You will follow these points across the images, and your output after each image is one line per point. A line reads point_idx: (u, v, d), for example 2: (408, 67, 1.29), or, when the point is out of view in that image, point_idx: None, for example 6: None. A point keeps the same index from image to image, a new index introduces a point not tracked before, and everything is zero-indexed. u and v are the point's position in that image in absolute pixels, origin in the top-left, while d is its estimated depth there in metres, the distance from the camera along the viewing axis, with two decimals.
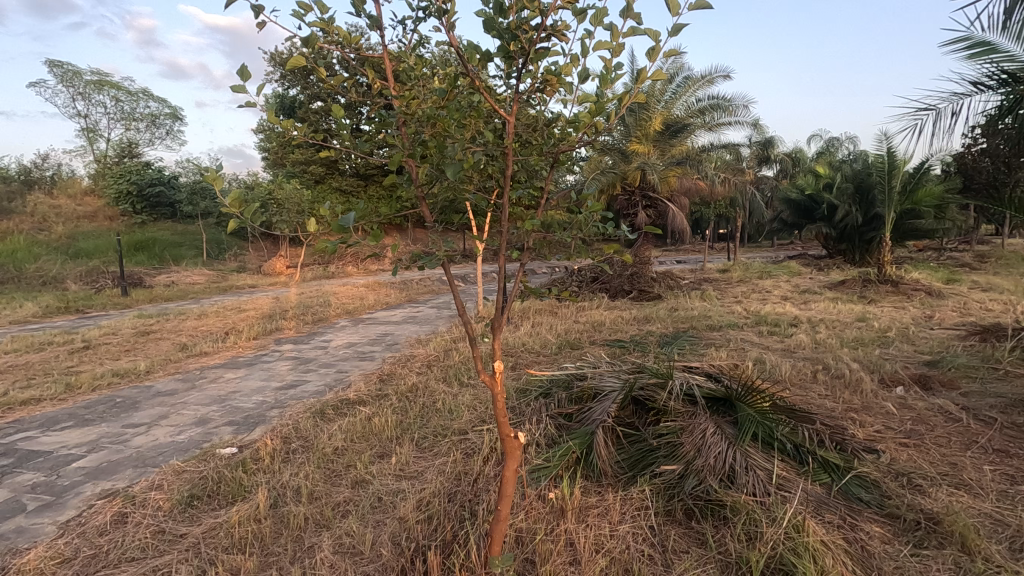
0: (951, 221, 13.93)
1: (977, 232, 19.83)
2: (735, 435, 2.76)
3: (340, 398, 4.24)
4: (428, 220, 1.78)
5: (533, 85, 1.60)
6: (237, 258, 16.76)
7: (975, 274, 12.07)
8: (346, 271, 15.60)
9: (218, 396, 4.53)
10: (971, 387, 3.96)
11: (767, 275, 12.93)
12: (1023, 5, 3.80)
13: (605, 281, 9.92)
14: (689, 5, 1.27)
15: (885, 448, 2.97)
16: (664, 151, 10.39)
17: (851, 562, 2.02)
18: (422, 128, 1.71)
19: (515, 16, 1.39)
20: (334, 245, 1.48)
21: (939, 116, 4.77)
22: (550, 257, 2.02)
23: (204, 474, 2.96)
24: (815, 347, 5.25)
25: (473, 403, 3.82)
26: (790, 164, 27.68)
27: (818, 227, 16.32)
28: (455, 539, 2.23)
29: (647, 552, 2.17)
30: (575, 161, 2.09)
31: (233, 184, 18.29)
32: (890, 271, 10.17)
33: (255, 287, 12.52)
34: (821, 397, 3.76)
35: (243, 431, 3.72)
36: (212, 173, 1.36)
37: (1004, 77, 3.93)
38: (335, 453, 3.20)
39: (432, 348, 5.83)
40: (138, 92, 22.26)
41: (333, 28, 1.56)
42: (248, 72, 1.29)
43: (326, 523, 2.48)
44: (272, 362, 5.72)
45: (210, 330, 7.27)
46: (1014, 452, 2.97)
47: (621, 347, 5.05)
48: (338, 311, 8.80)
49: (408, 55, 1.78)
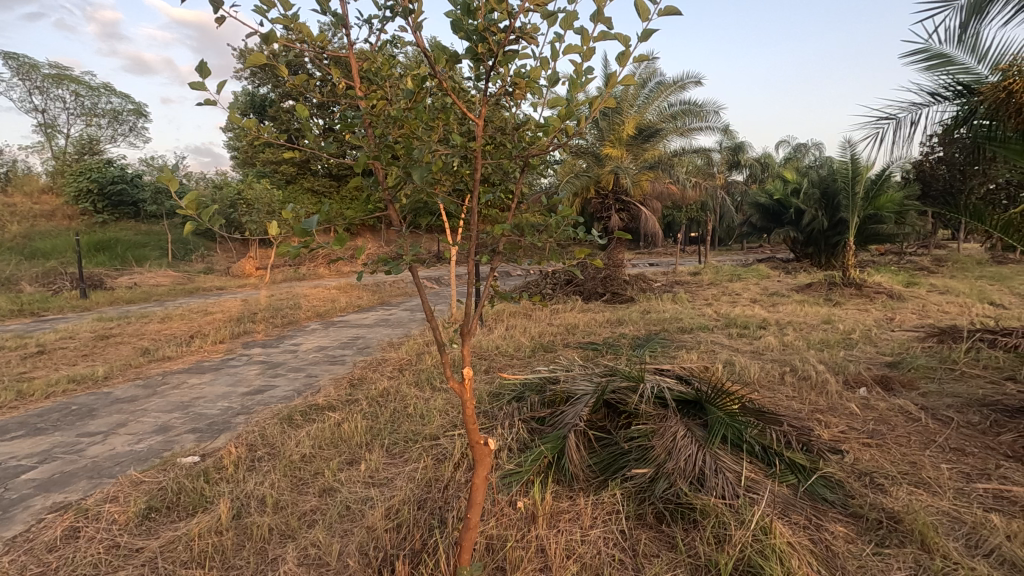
0: (911, 226, 14.42)
1: (935, 237, 20.58)
2: (705, 437, 2.80)
3: (309, 403, 4.14)
4: (395, 224, 1.73)
5: (502, 88, 1.59)
6: (204, 259, 16.38)
7: (933, 277, 12.53)
8: (318, 272, 15.37)
9: (181, 403, 4.38)
10: (929, 387, 4.09)
11: (737, 277, 13.22)
12: (976, 21, 3.94)
13: (579, 284, 9.97)
14: (658, 10, 1.26)
15: (849, 448, 3.04)
16: (637, 154, 10.53)
17: (816, 562, 2.04)
18: (390, 130, 1.67)
19: (483, 17, 1.36)
20: (296, 249, 1.41)
21: (898, 126, 4.92)
22: (520, 263, 1.99)
23: (164, 484, 2.86)
24: (782, 348, 5.39)
25: (445, 408, 3.80)
26: (758, 169, 28.41)
27: (786, 231, 16.77)
28: (424, 548, 2.20)
29: (618, 556, 2.17)
30: (547, 164, 2.09)
31: (200, 184, 17.81)
32: (854, 274, 10.51)
33: (223, 289, 12.20)
34: (789, 398, 3.85)
35: (207, 438, 3.61)
36: (165, 173, 1.25)
37: (960, 88, 4.10)
38: (302, 460, 3.13)
39: (405, 352, 5.76)
40: (99, 88, 21.54)
41: (297, 25, 1.50)
42: (207, 68, 1.23)
43: (291, 534, 2.41)
44: (239, 366, 5.57)
45: (175, 334, 7.05)
46: (970, 450, 3.07)
47: (594, 349, 5.10)
48: (309, 314, 8.64)
49: (377, 56, 1.74)
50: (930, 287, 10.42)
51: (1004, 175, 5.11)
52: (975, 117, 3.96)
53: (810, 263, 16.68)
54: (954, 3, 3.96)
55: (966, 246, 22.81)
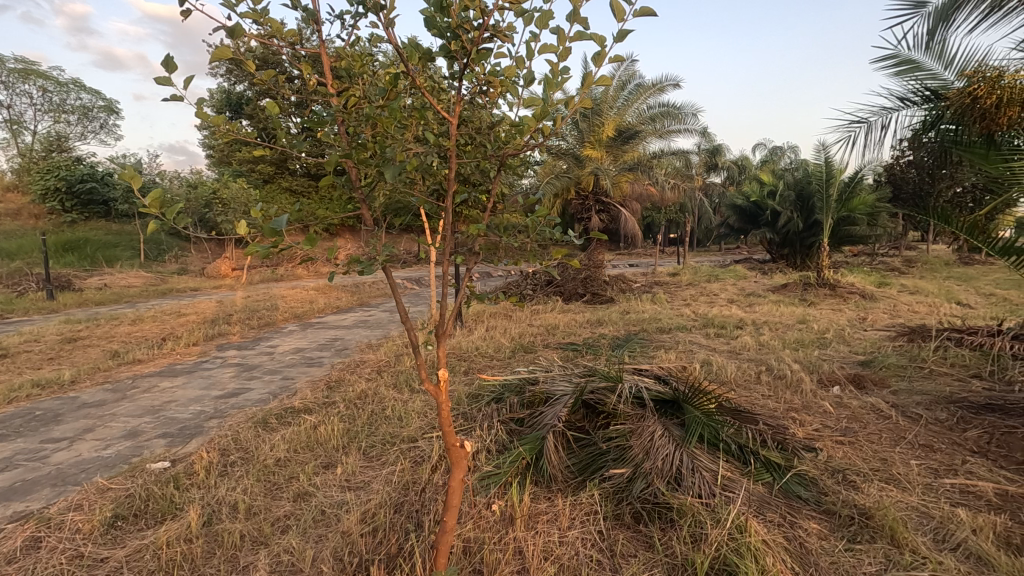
0: (883, 227, 14.76)
1: (906, 240, 21.08)
2: (682, 436, 2.82)
3: (285, 406, 4.07)
4: (369, 224, 1.70)
5: (477, 86, 1.57)
6: (178, 260, 16.02)
7: (904, 278, 12.84)
8: (296, 274, 15.12)
9: (152, 407, 4.26)
10: (900, 385, 4.18)
11: (715, 278, 13.40)
12: (943, 28, 4.03)
13: (559, 284, 10.00)
14: (633, 11, 1.26)
15: (822, 445, 3.09)
16: (617, 156, 10.59)
17: (790, 560, 2.06)
18: (362, 128, 1.63)
19: (456, 14, 1.34)
20: (265, 248, 1.36)
21: (870, 129, 5.02)
22: (496, 264, 1.98)
23: (132, 491, 2.77)
24: (758, 348, 5.47)
25: (423, 410, 3.76)
26: (736, 171, 28.76)
27: (762, 233, 17.06)
28: (400, 552, 2.17)
29: (595, 557, 2.16)
30: (523, 164, 2.07)
31: (173, 182, 17.41)
32: (827, 275, 10.72)
33: (197, 291, 11.92)
34: (764, 397, 3.90)
35: (179, 443, 3.52)
36: (128, 170, 1.18)
37: (928, 93, 4.20)
38: (277, 464, 3.07)
39: (384, 353, 5.70)
40: (68, 83, 20.96)
41: (267, 20, 1.46)
42: (174, 63, 1.17)
43: (263, 540, 2.36)
44: (213, 369, 5.45)
45: (146, 336, 6.87)
46: (938, 447, 3.14)
47: (574, 350, 5.10)
48: (287, 315, 8.51)
49: (349, 53, 1.71)
50: (901, 288, 10.65)
51: (970, 178, 5.25)
52: (942, 121, 4.05)
53: (786, 264, 16.97)
54: (921, 10, 4.07)
55: (934, 248, 23.44)
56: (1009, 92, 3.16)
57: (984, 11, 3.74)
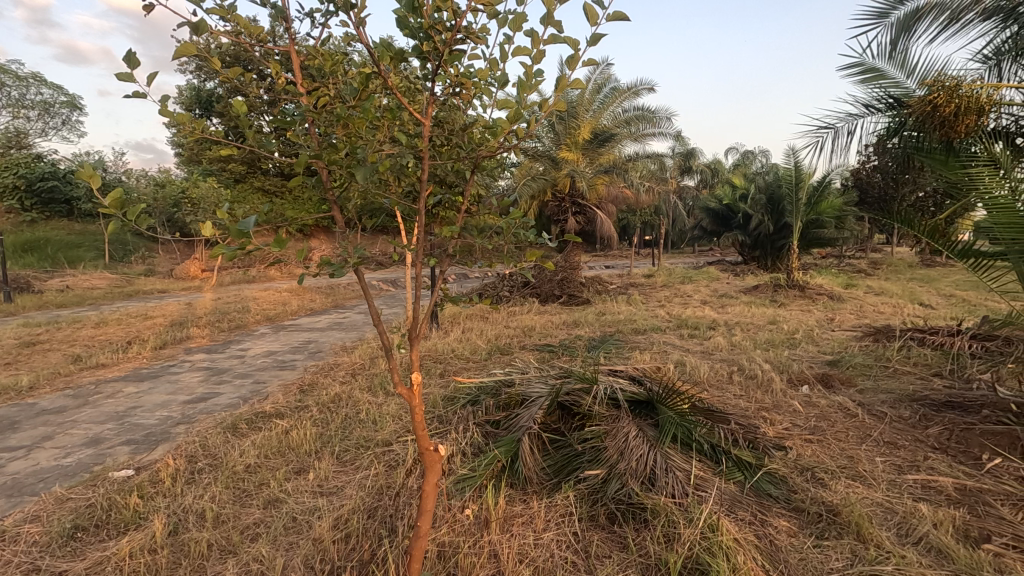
0: (850, 230, 15.20)
1: (872, 242, 21.74)
2: (656, 436, 2.85)
3: (255, 411, 3.98)
4: (341, 225, 1.66)
5: (450, 88, 1.55)
6: (144, 261, 15.56)
7: (869, 279, 13.24)
8: (269, 275, 14.85)
9: (115, 414, 4.13)
10: (866, 384, 4.30)
11: (688, 279, 13.65)
12: (906, 37, 4.16)
13: (536, 286, 10.03)
14: (607, 14, 1.27)
15: (792, 444, 3.16)
16: (593, 158, 10.67)
17: (760, 557, 2.10)
18: (333, 129, 1.59)
19: (428, 15, 1.33)
20: (232, 251, 1.31)
21: (836, 135, 5.15)
22: (470, 266, 1.95)
23: (93, 501, 2.67)
24: (730, 348, 5.57)
25: (398, 413, 3.73)
26: (709, 174, 29.23)
27: (734, 235, 17.43)
28: (373, 559, 2.15)
29: (570, 559, 2.16)
30: (497, 166, 2.06)
31: (139, 181, 16.91)
32: (796, 276, 11.01)
33: (165, 293, 11.61)
34: (736, 397, 3.96)
35: (143, 450, 3.42)
36: (87, 169, 1.12)
37: (891, 101, 4.34)
38: (246, 470, 3.00)
39: (357, 356, 5.62)
40: (27, 77, 19.76)
41: (234, 17, 1.42)
42: (136, 59, 1.13)
43: (231, 549, 2.30)
44: (180, 373, 5.31)
45: (110, 340, 6.66)
46: (901, 443, 3.24)
47: (550, 351, 5.13)
48: (259, 317, 8.35)
49: (320, 52, 1.68)
50: (867, 290, 10.97)
51: (931, 183, 5.44)
52: (905, 128, 4.18)
53: (757, 266, 17.36)
54: (884, 21, 4.19)
55: (897, 250, 24.24)
56: (966, 100, 3.23)
57: (943, 23, 3.88)
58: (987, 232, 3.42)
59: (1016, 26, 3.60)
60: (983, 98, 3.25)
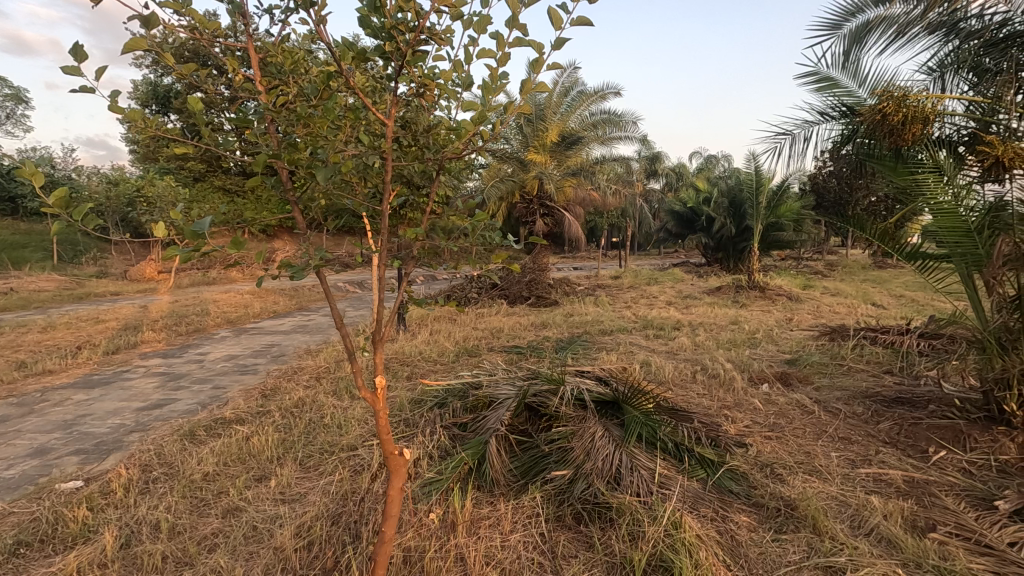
0: (808, 233, 15.73)
1: (828, 245, 22.60)
2: (621, 436, 2.90)
3: (214, 417, 3.86)
4: (302, 227, 1.63)
5: (413, 89, 1.54)
6: (96, 263, 14.94)
7: (825, 280, 13.74)
8: (230, 277, 14.44)
9: (63, 422, 3.94)
10: (822, 382, 4.46)
11: (654, 280, 13.89)
12: (858, 48, 4.34)
13: (504, 287, 10.06)
14: (571, 20, 1.28)
15: (753, 441, 3.24)
16: (561, 161, 10.75)
17: (722, 552, 2.15)
18: (293, 128, 1.55)
19: (391, 16, 1.31)
20: (185, 253, 1.26)
21: (794, 141, 5.31)
22: (435, 268, 1.94)
23: (37, 514, 2.54)
24: (694, 348, 5.70)
25: (364, 417, 3.66)
26: (674, 177, 29.92)
27: (698, 237, 17.91)
28: (337, 566, 2.12)
29: (537, 559, 2.16)
30: (461, 168, 2.05)
31: (91, 179, 16.23)
32: (757, 277, 11.36)
33: (118, 295, 11.16)
34: (699, 396, 4.05)
35: (93, 460, 3.27)
36: (29, 166, 1.07)
37: (844, 109, 4.50)
38: (205, 479, 2.90)
39: (322, 359, 5.51)
40: None
41: (189, 12, 1.37)
42: (83, 51, 1.08)
43: (188, 561, 2.22)
44: (133, 379, 5.10)
45: (58, 345, 6.36)
46: (854, 439, 3.37)
47: (518, 352, 5.14)
48: (219, 320, 8.11)
49: (280, 49, 1.64)
50: (823, 290, 11.40)
51: (883, 189, 5.67)
52: (858, 135, 4.35)
53: (720, 268, 17.84)
54: (837, 32, 4.36)
55: (852, 252, 25.29)
56: (913, 110, 3.36)
57: (891, 36, 4.06)
58: (933, 236, 3.60)
59: (958, 40, 3.82)
60: (928, 108, 3.40)
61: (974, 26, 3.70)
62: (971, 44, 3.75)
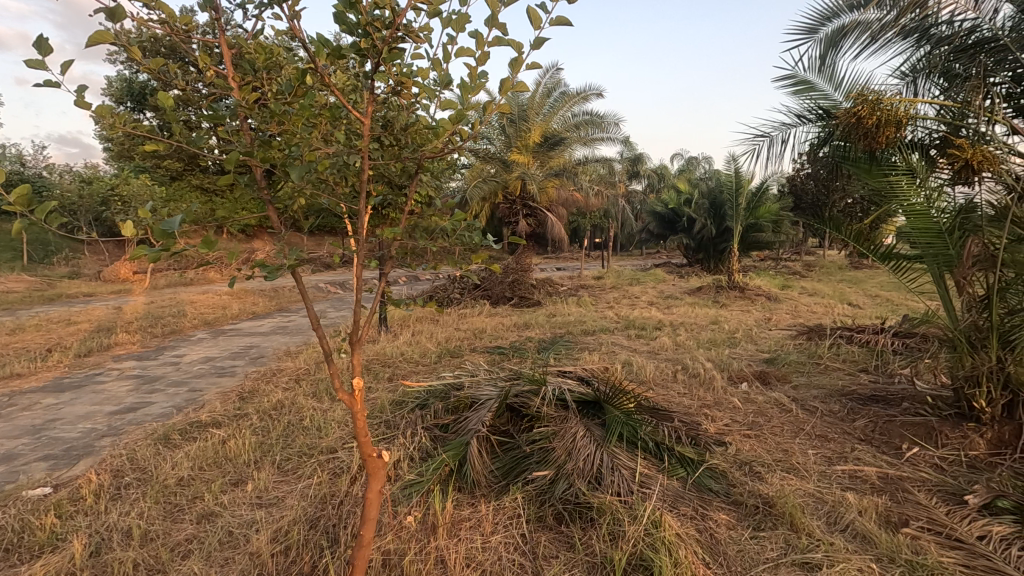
0: (787, 234, 15.98)
1: (805, 246, 23.00)
2: (602, 436, 2.90)
3: (190, 420, 3.78)
4: (276, 226, 1.60)
5: (390, 86, 1.52)
6: (68, 263, 14.55)
7: (803, 281, 13.99)
8: (208, 277, 14.20)
9: (32, 427, 3.82)
10: (799, 380, 4.53)
11: (636, 281, 14.00)
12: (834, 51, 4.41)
13: (487, 288, 10.05)
14: (550, 20, 1.28)
15: (732, 439, 3.27)
16: (544, 161, 10.77)
17: (701, 551, 2.17)
18: (267, 125, 1.52)
19: (367, 12, 1.30)
20: (156, 253, 1.22)
21: (771, 144, 5.38)
22: (415, 268, 1.93)
23: (2, 523, 2.46)
24: (675, 347, 5.75)
25: (344, 419, 3.62)
26: (656, 178, 30.21)
27: (680, 238, 18.09)
28: (315, 570, 2.10)
29: (517, 561, 2.16)
30: (439, 167, 2.03)
31: (62, 177, 15.81)
32: (737, 278, 11.50)
33: (91, 296, 10.89)
34: (680, 395, 4.09)
35: (63, 466, 3.18)
36: None
37: (820, 112, 4.57)
38: (179, 484, 2.84)
39: (301, 361, 5.43)
40: None
41: (158, 5, 1.33)
42: (47, 45, 1.04)
43: (161, 568, 2.16)
44: (105, 382, 4.97)
45: (27, 348, 6.17)
46: (831, 436, 3.43)
47: (501, 353, 5.13)
48: (196, 322, 7.95)
49: (253, 45, 1.60)
50: (801, 290, 11.59)
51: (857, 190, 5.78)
52: (833, 138, 4.42)
53: (701, 268, 18.03)
54: (813, 36, 4.44)
55: (828, 254, 25.79)
56: (887, 113, 3.41)
57: (865, 41, 4.14)
58: (906, 237, 3.67)
59: (929, 45, 3.91)
60: (901, 111, 3.45)
61: (944, 32, 3.80)
62: (942, 50, 3.85)
